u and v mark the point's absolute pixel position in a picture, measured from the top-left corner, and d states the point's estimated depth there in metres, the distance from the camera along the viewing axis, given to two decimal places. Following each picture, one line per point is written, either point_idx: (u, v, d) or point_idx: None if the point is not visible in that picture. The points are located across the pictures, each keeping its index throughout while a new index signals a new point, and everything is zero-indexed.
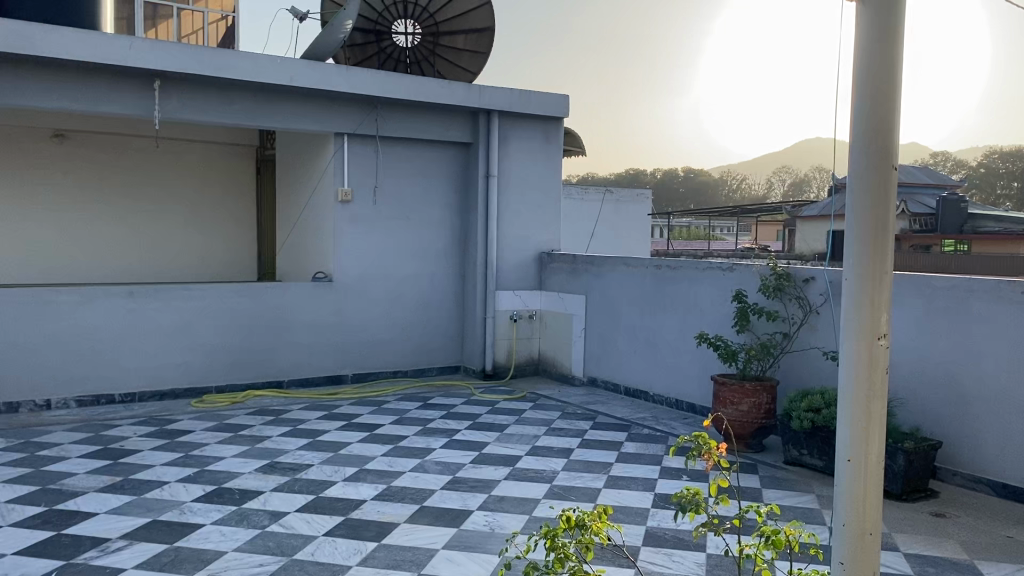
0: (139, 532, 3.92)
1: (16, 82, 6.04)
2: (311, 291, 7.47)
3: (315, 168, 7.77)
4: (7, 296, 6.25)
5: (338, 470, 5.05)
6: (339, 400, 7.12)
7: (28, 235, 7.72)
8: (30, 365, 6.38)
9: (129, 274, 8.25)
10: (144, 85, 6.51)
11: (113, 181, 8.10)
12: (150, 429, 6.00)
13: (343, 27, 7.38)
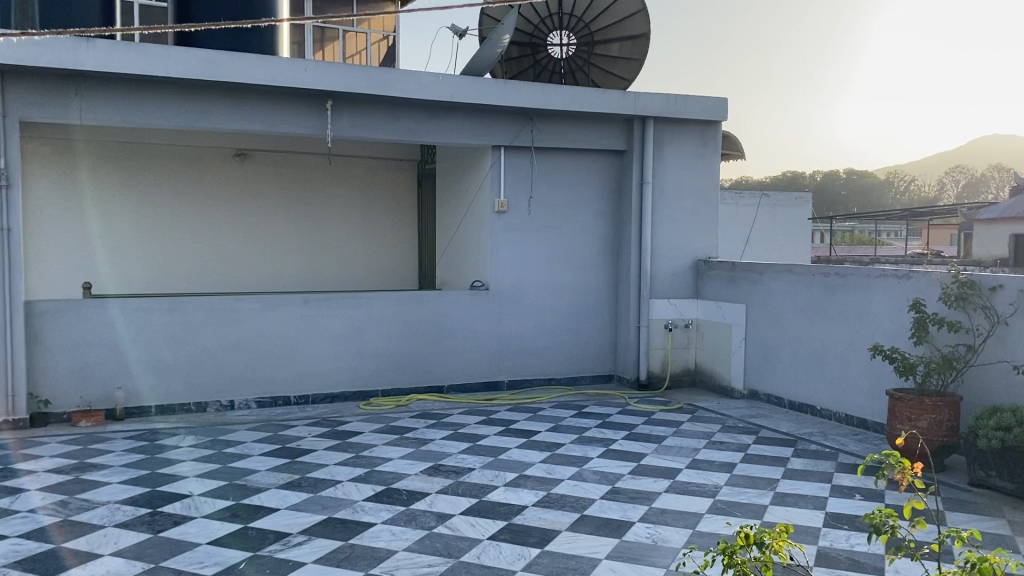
0: (317, 528, 4.15)
1: (206, 107, 6.56)
2: (470, 300, 7.65)
3: (473, 179, 7.97)
4: (197, 304, 6.78)
5: (498, 475, 5.14)
6: (497, 406, 7.25)
7: (216, 246, 8.34)
8: (217, 368, 6.88)
9: (301, 283, 8.75)
10: (317, 106, 6.91)
11: (287, 196, 8.62)
12: (323, 430, 6.34)
13: (500, 42, 7.52)
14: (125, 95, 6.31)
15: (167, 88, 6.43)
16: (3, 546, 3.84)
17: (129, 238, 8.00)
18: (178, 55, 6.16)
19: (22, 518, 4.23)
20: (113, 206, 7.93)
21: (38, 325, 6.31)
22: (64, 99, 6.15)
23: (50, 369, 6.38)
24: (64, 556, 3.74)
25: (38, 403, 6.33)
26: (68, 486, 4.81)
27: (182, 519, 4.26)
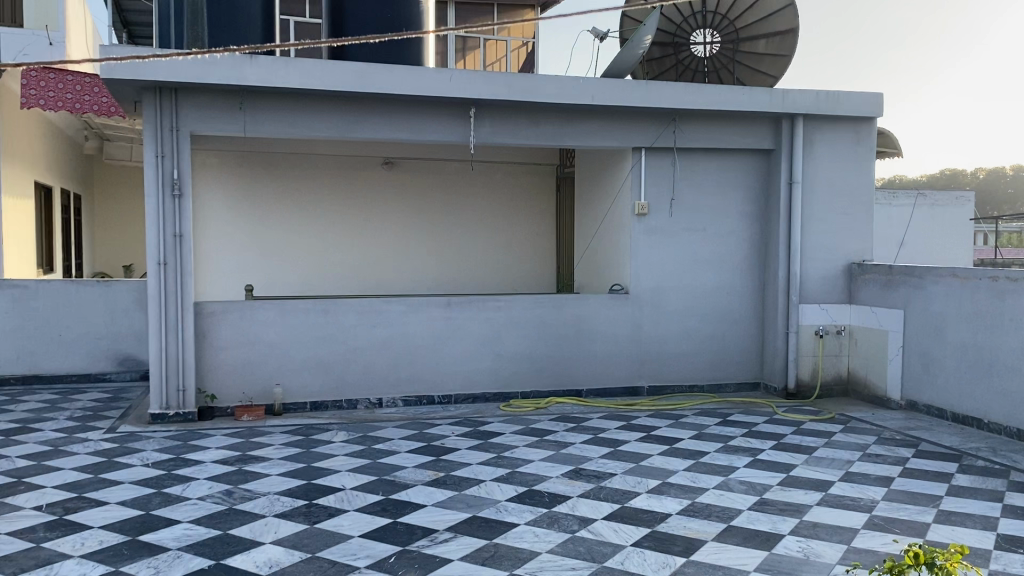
0: (462, 526, 4.24)
1: (358, 117, 6.83)
2: (610, 303, 7.61)
3: (613, 182, 7.93)
4: (348, 306, 7.07)
5: (641, 481, 5.08)
6: (638, 412, 7.17)
7: (365, 250, 8.68)
8: (366, 367, 7.15)
9: (443, 286, 8.95)
10: (462, 113, 7.06)
11: (431, 201, 8.85)
12: (466, 429, 6.46)
13: (642, 43, 7.42)
14: (284, 108, 6.67)
15: (322, 101, 6.75)
16: (177, 530, 4.13)
17: (286, 243, 8.45)
18: (332, 68, 6.45)
19: (193, 505, 4.53)
20: (272, 214, 8.41)
21: (206, 325, 6.76)
22: (230, 113, 6.56)
23: (216, 366, 6.82)
24: (230, 542, 3.98)
25: (206, 398, 6.78)
26: (233, 476, 5.11)
27: (336, 512, 4.45)
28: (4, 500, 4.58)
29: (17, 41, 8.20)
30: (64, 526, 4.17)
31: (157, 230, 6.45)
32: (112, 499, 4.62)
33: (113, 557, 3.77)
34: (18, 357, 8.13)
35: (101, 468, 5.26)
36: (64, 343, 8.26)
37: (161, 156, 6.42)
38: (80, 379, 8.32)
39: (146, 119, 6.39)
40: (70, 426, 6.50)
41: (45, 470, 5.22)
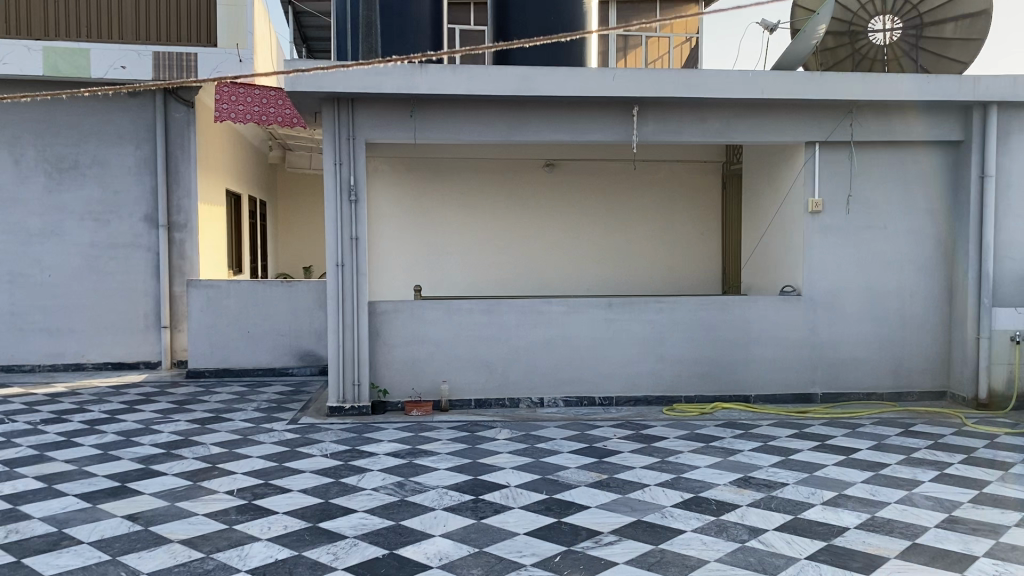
0: (627, 530, 4.20)
1: (523, 119, 6.92)
2: (779, 305, 7.32)
3: (783, 179, 7.62)
4: (512, 307, 7.19)
5: (814, 492, 4.85)
6: (810, 420, 6.85)
7: (528, 252, 8.79)
8: (529, 367, 7.23)
9: (606, 287, 8.92)
10: (624, 112, 7.01)
11: (594, 202, 8.83)
12: (629, 432, 6.40)
13: (816, 33, 7.07)
14: (451, 114, 6.86)
15: (487, 106, 6.89)
16: (353, 519, 4.33)
17: (453, 245, 8.71)
18: (497, 73, 6.56)
19: (367, 495, 4.74)
20: (439, 218, 8.68)
21: (379, 323, 7.06)
22: (402, 120, 6.82)
23: (387, 363, 7.11)
24: (402, 533, 4.13)
25: (378, 393, 7.09)
26: (404, 469, 5.31)
27: (502, 508, 4.52)
28: (201, 483, 4.98)
29: (212, 60, 8.90)
30: (253, 510, 4.47)
31: (335, 234, 6.80)
32: (295, 487, 4.91)
33: (297, 541, 4.00)
34: (211, 352, 8.81)
35: (284, 457, 5.60)
36: (251, 339, 8.87)
37: (339, 163, 6.77)
38: (265, 373, 8.91)
39: (326, 129, 6.75)
40: (257, 416, 6.98)
41: (236, 457, 5.63)
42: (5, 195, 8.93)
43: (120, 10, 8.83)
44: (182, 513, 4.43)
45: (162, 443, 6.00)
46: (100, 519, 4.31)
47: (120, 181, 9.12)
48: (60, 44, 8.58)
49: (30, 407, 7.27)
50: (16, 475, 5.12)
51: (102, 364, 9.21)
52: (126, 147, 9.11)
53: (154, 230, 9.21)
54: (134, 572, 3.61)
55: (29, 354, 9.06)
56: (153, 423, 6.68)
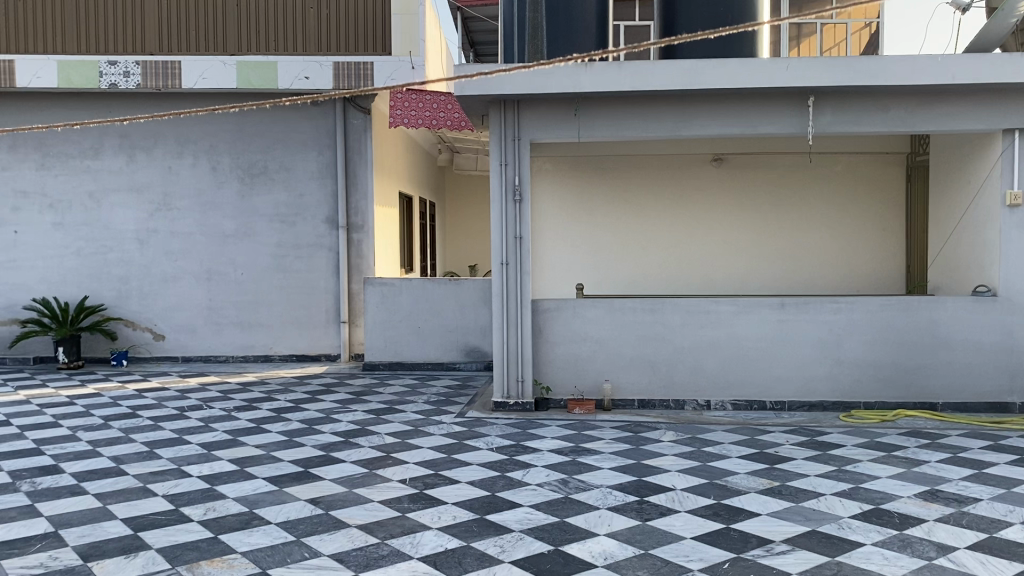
0: (800, 540, 4.02)
1: (691, 113, 6.78)
2: (972, 306, 6.78)
3: (976, 171, 7.06)
4: (677, 306, 7.05)
5: (1013, 510, 4.45)
6: (1007, 431, 6.30)
7: (694, 252, 8.60)
8: (695, 369, 7.08)
9: (776, 286, 8.57)
10: (799, 103, 6.72)
11: (763, 198, 8.52)
12: (802, 438, 6.13)
13: (1016, 10, 6.49)
14: (616, 111, 6.82)
15: (652, 102, 6.80)
16: (519, 513, 4.40)
17: (617, 244, 8.67)
18: (663, 68, 6.47)
19: (533, 490, 4.80)
20: (603, 217, 8.66)
21: (543, 321, 7.13)
22: (567, 119, 6.85)
23: (551, 361, 7.17)
24: (567, 530, 4.15)
25: (542, 390, 7.16)
26: (568, 466, 5.33)
27: (668, 511, 4.45)
28: (376, 471, 5.22)
29: (387, 68, 9.28)
30: (424, 499, 4.64)
31: (500, 233, 6.93)
32: (463, 479, 5.05)
33: (465, 532, 4.11)
34: (384, 346, 9.21)
35: (452, 449, 5.77)
36: (421, 335, 9.20)
37: (504, 163, 6.88)
38: (434, 367, 9.21)
39: (493, 130, 6.89)
40: (427, 409, 7.23)
41: (408, 447, 5.85)
42: (204, 200, 9.72)
43: (304, 23, 9.39)
44: (359, 499, 4.65)
45: (340, 432, 6.34)
46: (286, 501, 4.60)
47: (303, 184, 9.71)
48: (251, 58, 9.26)
49: (225, 394, 7.88)
50: (213, 457, 5.57)
51: (288, 356, 9.84)
52: (309, 153, 9.68)
53: (333, 231, 9.73)
54: (316, 553, 3.83)
55: (225, 345, 9.84)
56: (332, 412, 7.06)
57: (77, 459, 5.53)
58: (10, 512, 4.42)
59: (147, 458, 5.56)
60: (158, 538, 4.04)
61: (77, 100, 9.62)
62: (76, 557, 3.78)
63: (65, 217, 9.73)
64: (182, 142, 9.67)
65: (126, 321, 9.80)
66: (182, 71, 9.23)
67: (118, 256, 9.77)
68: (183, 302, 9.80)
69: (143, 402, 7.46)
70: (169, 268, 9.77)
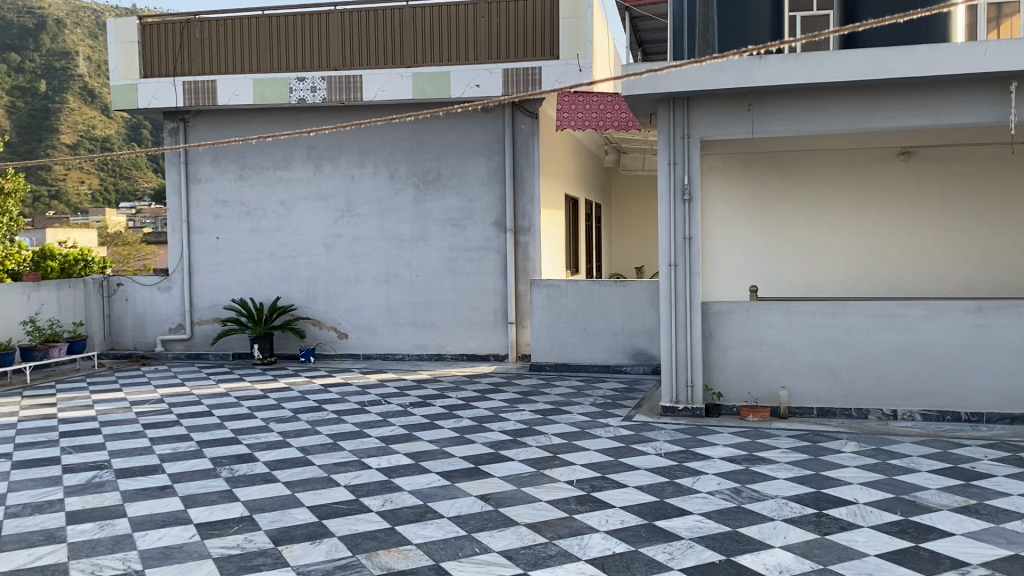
0: (1002, 564, 3.69)
1: (876, 105, 6.40)
2: None
3: None
4: (859, 309, 6.67)
5: None
6: None
7: (876, 252, 8.11)
8: (880, 376, 6.67)
9: (972, 289, 7.93)
10: (999, 89, 6.19)
11: (957, 194, 7.90)
12: (1003, 454, 5.62)
13: None
14: (793, 106, 6.55)
15: (832, 95, 6.47)
16: (689, 520, 4.31)
17: (791, 244, 8.32)
18: (845, 59, 6.14)
19: (703, 498, 4.68)
20: (777, 216, 8.33)
21: (714, 324, 6.95)
22: (739, 115, 6.65)
23: (722, 365, 6.97)
24: (740, 540, 4.02)
25: (713, 395, 6.97)
26: (740, 475, 5.16)
27: (849, 526, 4.21)
28: (545, 471, 5.27)
29: (556, 71, 9.37)
30: (592, 502, 4.63)
31: (669, 234, 6.81)
32: (631, 483, 5.00)
33: (633, 537, 4.07)
34: (552, 347, 9.29)
35: (620, 453, 5.73)
36: (587, 337, 9.20)
37: (674, 163, 6.76)
38: (601, 370, 9.19)
39: (662, 129, 6.79)
40: (595, 411, 7.23)
41: (575, 449, 5.88)
42: (382, 206, 10.19)
43: (475, 32, 9.64)
44: (528, 498, 4.71)
45: (510, 430, 6.45)
46: (458, 496, 4.74)
47: (475, 189, 9.97)
48: (427, 69, 9.63)
49: (401, 391, 8.23)
50: (390, 451, 5.82)
51: (459, 355, 10.13)
52: (480, 159, 9.93)
53: (502, 234, 9.93)
54: (487, 549, 3.92)
55: (400, 344, 10.28)
56: (501, 411, 7.21)
57: (270, 448, 5.95)
58: (212, 495, 4.82)
59: (331, 450, 5.90)
60: (340, 526, 4.27)
61: (271, 115, 10.36)
62: (268, 540, 4.06)
63: (260, 224, 10.49)
64: (363, 152, 10.18)
65: (313, 320, 10.45)
66: (363, 84, 9.74)
67: (305, 260, 10.42)
68: (363, 303, 10.32)
69: (327, 397, 7.92)
70: (351, 271, 10.32)
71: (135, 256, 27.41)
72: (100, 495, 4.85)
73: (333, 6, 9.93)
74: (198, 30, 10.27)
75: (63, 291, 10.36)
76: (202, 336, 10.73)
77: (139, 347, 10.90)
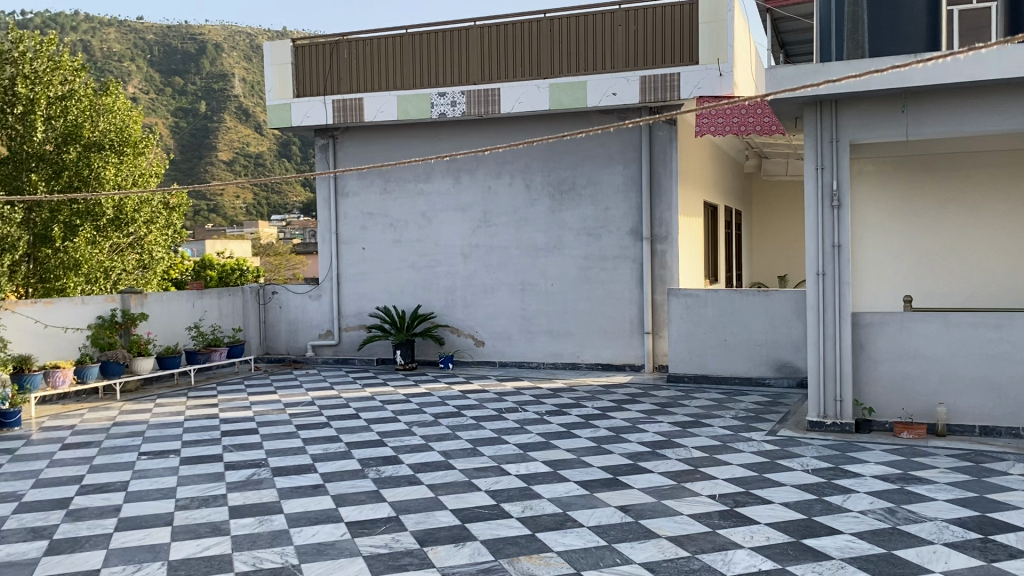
0: None
1: None
2: None
3: None
4: None
5: None
6: None
7: None
8: None
9: None
10: None
11: None
12: None
13: None
14: (952, 106, 6.19)
15: (996, 92, 6.09)
16: (839, 540, 4.13)
17: (948, 251, 7.86)
18: (1013, 53, 5.76)
19: (855, 518, 4.48)
20: (933, 218, 7.89)
21: (865, 336, 6.64)
22: (893, 117, 6.35)
23: (873, 379, 6.65)
24: (896, 563, 3.83)
25: (863, 410, 6.66)
26: (894, 494, 4.90)
27: (1019, 554, 3.92)
28: (685, 484, 5.18)
29: (694, 77, 9.21)
30: (735, 517, 4.52)
31: (816, 242, 6.57)
32: (777, 499, 4.85)
33: (781, 555, 3.94)
34: (690, 358, 9.13)
35: (764, 468, 5.57)
36: (727, 349, 8.99)
37: (821, 168, 6.53)
38: (743, 382, 8.96)
39: (808, 132, 6.57)
40: (736, 424, 7.05)
41: (716, 462, 5.75)
42: (519, 216, 10.33)
43: (613, 41, 9.64)
44: (669, 510, 4.65)
45: (648, 442, 6.39)
46: (597, 506, 4.74)
47: (611, 198, 9.94)
48: (564, 80, 9.69)
49: (538, 399, 8.30)
50: (529, 458, 5.89)
51: (595, 364, 10.12)
52: (616, 167, 9.90)
53: (638, 242, 9.85)
54: (628, 560, 3.90)
55: (536, 353, 10.37)
56: (639, 422, 7.14)
57: (413, 451, 6.14)
58: (361, 495, 5.02)
59: (471, 455, 6.02)
60: (483, 530, 4.35)
61: (413, 130, 10.71)
62: (414, 541, 4.19)
63: (402, 235, 10.85)
64: (501, 163, 10.36)
65: (451, 327, 10.71)
66: (501, 97, 9.92)
67: (445, 269, 10.70)
68: (500, 311, 10.48)
69: (466, 403, 8.09)
70: (488, 280, 10.51)
71: (286, 265, 28.79)
72: (259, 492, 5.15)
73: (472, 22, 10.17)
74: (346, 50, 10.74)
75: (224, 299, 11.08)
76: (348, 342, 11.19)
77: (291, 351, 11.51)
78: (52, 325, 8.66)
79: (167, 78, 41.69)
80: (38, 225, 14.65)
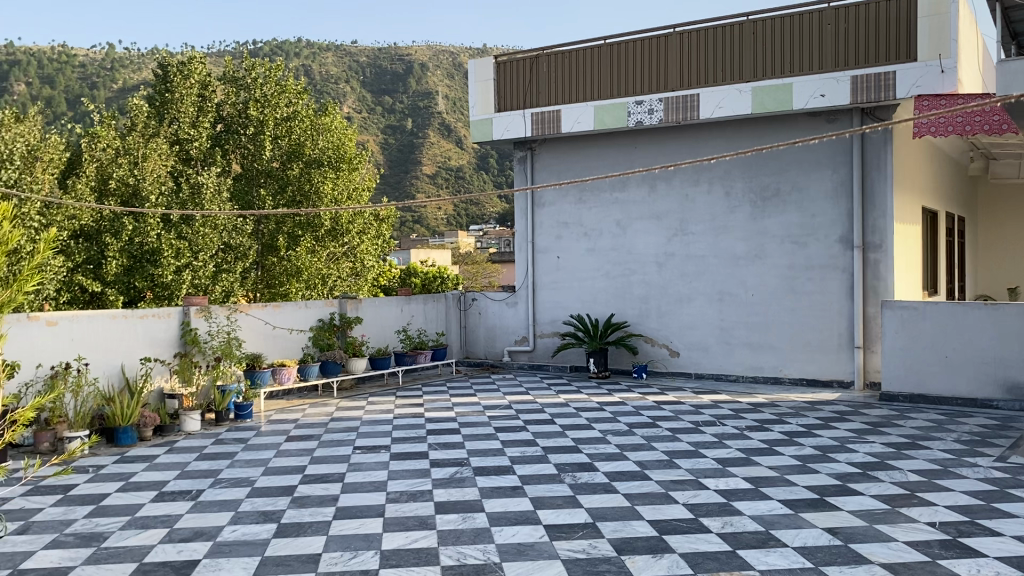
0: None
1: None
2: None
3: None
4: None
5: None
6: None
7: None
8: None
9: None
10: None
11: None
12: None
13: None
14: None
15: None
16: None
17: None
18: None
19: None
20: None
21: None
22: None
23: None
24: None
25: None
26: None
27: None
28: (901, 509, 4.85)
29: (913, 74, 8.61)
30: (959, 548, 4.18)
31: None
32: (1007, 532, 4.43)
33: None
34: (905, 375, 8.54)
35: (992, 497, 5.10)
36: (949, 366, 8.33)
37: None
38: (966, 403, 8.26)
39: None
40: (960, 448, 6.51)
41: (936, 488, 5.34)
42: (717, 223, 10.10)
43: (821, 41, 9.23)
44: (882, 536, 4.38)
45: (858, 463, 6.04)
46: (802, 527, 4.54)
47: (818, 204, 9.49)
48: (767, 83, 9.40)
49: (737, 413, 8.06)
50: (729, 474, 5.74)
51: (798, 379, 9.69)
52: (825, 172, 9.44)
53: (849, 251, 9.32)
54: None
55: (736, 365, 10.09)
56: (848, 441, 6.77)
57: (609, 459, 6.16)
58: (558, 500, 5.11)
59: (669, 466, 5.96)
60: (681, 543, 4.30)
61: (611, 139, 10.78)
62: (612, 548, 4.21)
63: (597, 243, 10.92)
64: (699, 170, 10.18)
65: (647, 337, 10.64)
66: (700, 103, 9.76)
67: (641, 277, 10.65)
68: (696, 321, 10.29)
69: (661, 414, 8.01)
70: (684, 289, 10.35)
71: (483, 272, 29.66)
72: (462, 490, 5.38)
73: (672, 28, 10.07)
74: (546, 63, 10.98)
75: (428, 305, 11.68)
76: (544, 348, 11.40)
77: (489, 356, 11.92)
78: (280, 326, 9.47)
79: (377, 98, 44.47)
80: (266, 235, 16.16)
